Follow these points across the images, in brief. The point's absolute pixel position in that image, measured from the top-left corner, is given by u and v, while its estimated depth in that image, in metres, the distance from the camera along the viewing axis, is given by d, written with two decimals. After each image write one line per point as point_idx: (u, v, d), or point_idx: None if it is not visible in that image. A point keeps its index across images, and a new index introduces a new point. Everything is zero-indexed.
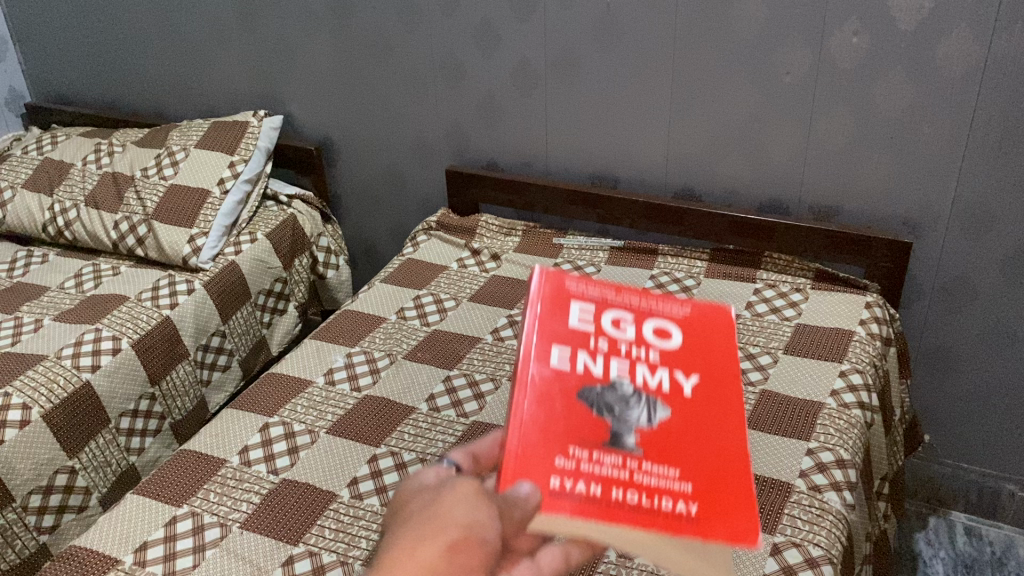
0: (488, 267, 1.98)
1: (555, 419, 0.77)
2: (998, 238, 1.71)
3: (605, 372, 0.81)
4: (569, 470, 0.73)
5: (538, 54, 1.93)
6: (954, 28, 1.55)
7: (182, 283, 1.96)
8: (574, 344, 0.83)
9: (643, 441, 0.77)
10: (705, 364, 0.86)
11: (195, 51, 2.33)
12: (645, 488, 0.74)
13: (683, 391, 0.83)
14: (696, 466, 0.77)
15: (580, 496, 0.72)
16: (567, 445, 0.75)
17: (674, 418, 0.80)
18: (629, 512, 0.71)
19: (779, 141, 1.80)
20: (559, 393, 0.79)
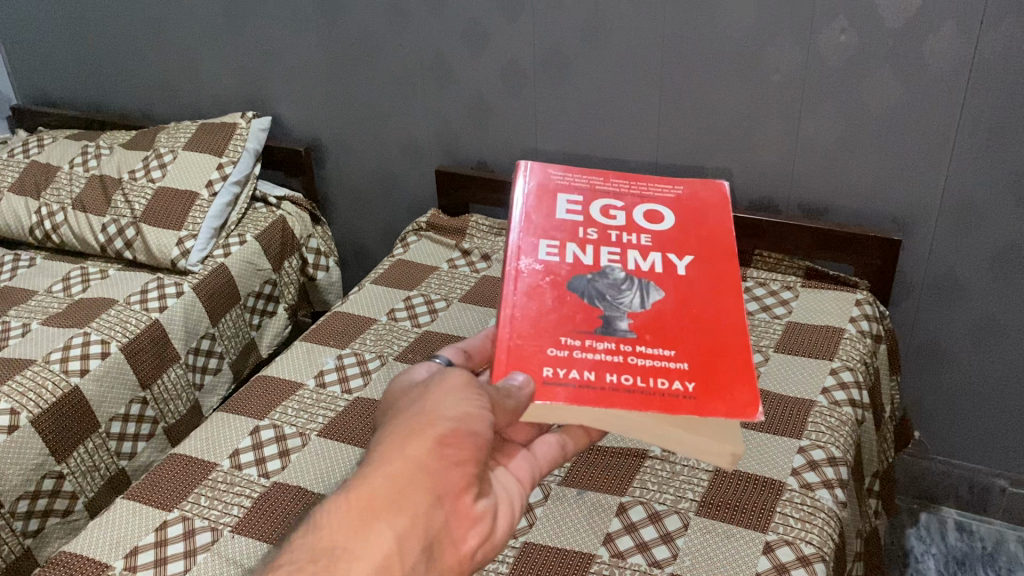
0: (478, 268, 1.98)
1: (550, 311, 0.91)
2: (987, 235, 1.71)
3: (596, 263, 0.97)
4: (563, 356, 0.87)
5: (527, 53, 1.92)
6: (941, 26, 1.56)
7: (170, 286, 1.95)
8: (563, 250, 0.99)
9: (634, 328, 0.90)
10: (694, 254, 1.02)
11: (181, 53, 2.32)
12: (641, 372, 0.85)
13: (668, 288, 0.97)
14: (688, 349, 0.89)
15: (574, 384, 0.84)
16: (561, 337, 0.89)
17: (661, 309, 0.94)
18: (622, 398, 0.82)
19: (768, 139, 1.80)
20: (553, 289, 0.94)
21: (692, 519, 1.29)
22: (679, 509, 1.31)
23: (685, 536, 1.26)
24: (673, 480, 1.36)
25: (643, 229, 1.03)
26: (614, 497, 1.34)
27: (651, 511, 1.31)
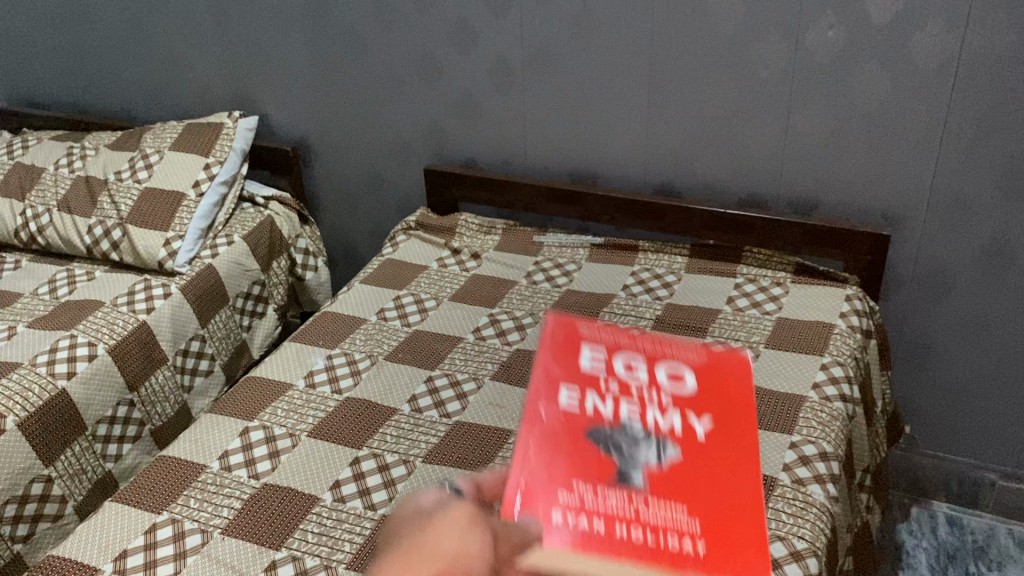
0: (468, 267, 1.97)
1: (564, 456, 0.82)
2: (974, 229, 1.72)
3: (616, 416, 0.86)
4: (572, 508, 0.77)
5: (515, 51, 1.92)
6: (929, 21, 1.56)
7: (158, 287, 1.93)
8: (584, 386, 0.90)
9: (650, 480, 0.80)
10: (720, 409, 0.90)
11: (167, 52, 2.31)
12: (649, 526, 0.75)
13: (694, 433, 0.87)
14: (705, 508, 0.79)
15: (580, 533, 0.74)
16: (571, 482, 0.79)
17: (682, 459, 0.83)
18: (631, 550, 0.73)
19: (757, 135, 1.80)
20: (568, 432, 0.84)
21: None
22: None
23: None
24: None
25: (668, 380, 0.92)
26: None
27: None
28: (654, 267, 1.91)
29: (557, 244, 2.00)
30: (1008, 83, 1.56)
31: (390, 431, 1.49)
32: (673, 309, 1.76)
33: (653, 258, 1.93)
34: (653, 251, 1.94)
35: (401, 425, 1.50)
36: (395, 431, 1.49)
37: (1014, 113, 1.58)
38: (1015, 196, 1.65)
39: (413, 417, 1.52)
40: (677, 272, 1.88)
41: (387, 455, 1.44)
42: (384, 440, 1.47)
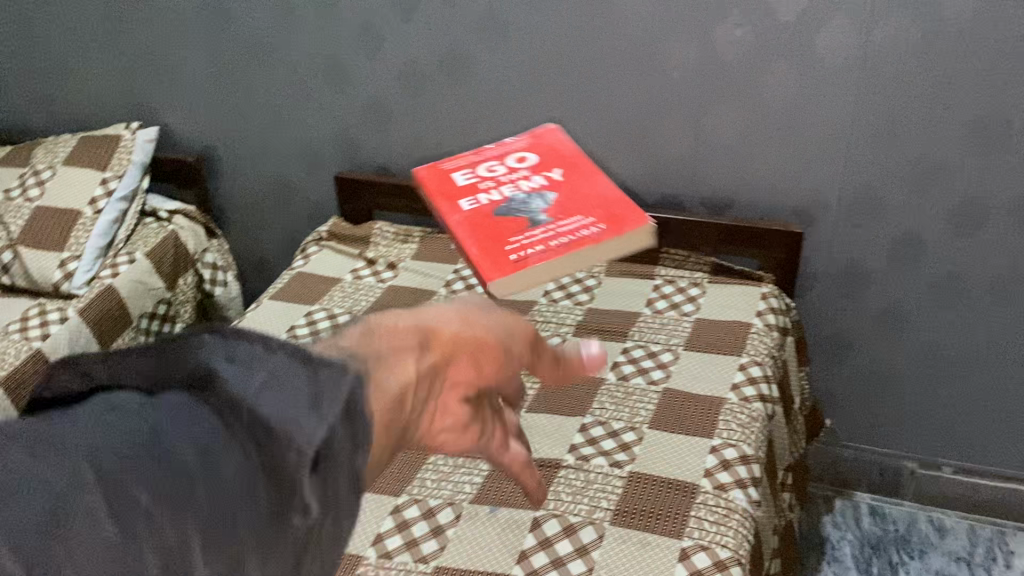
0: (384, 277, 1.91)
1: (479, 227, 1.41)
2: (886, 224, 1.74)
3: (504, 197, 1.49)
4: (513, 248, 1.35)
5: (423, 55, 1.87)
6: (833, 18, 1.57)
7: (53, 313, 1.83)
8: (474, 208, 1.46)
9: (545, 210, 1.45)
10: (562, 159, 1.62)
11: (58, 61, 2.19)
12: (566, 230, 1.38)
13: (553, 178, 1.55)
14: (577, 202, 1.47)
15: (514, 258, 1.32)
16: (500, 242, 1.37)
17: (553, 194, 1.50)
18: (549, 246, 1.34)
19: (671, 135, 1.78)
20: (481, 220, 1.43)
21: (608, 529, 1.26)
22: (593, 520, 1.28)
23: (601, 547, 1.23)
24: (587, 489, 1.33)
25: (511, 164, 1.61)
26: (527, 512, 1.29)
27: (565, 524, 1.27)
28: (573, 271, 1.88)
29: None
30: (912, 79, 1.58)
31: None
32: (593, 314, 1.73)
33: None
34: None
35: None
36: None
37: (918, 108, 1.60)
38: (922, 189, 1.67)
39: None
40: (597, 275, 1.85)
41: None
42: None
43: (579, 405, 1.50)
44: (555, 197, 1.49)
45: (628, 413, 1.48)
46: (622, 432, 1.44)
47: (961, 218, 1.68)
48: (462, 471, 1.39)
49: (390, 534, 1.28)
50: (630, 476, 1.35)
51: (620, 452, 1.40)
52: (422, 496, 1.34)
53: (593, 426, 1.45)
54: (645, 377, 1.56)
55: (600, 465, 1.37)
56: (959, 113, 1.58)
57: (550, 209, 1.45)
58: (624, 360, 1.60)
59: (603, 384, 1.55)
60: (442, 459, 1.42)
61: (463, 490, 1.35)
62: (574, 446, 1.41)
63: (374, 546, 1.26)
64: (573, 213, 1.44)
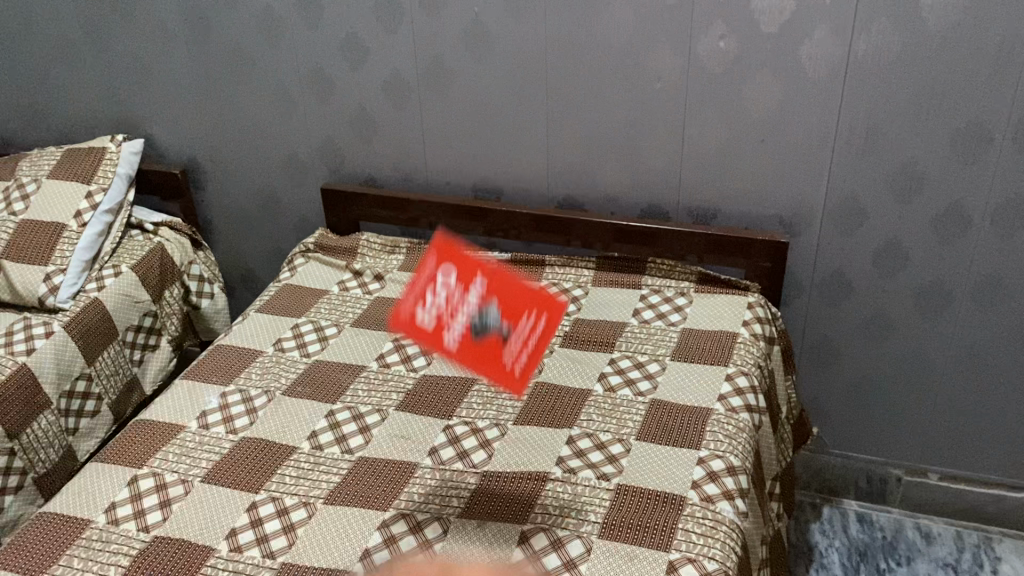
0: (371, 289, 1.91)
1: (473, 352, 1.25)
2: (870, 233, 1.75)
3: (462, 321, 1.27)
4: (512, 365, 1.26)
5: (408, 66, 1.87)
6: (815, 29, 1.58)
7: (38, 326, 1.82)
8: (453, 334, 1.25)
9: (496, 316, 1.28)
10: (450, 236, 1.35)
11: (42, 73, 2.18)
12: (526, 330, 1.31)
13: (471, 276, 1.30)
14: (507, 296, 1.30)
15: (519, 367, 1.27)
16: (504, 364, 1.25)
17: (489, 294, 1.29)
18: (528, 354, 1.30)
19: (655, 145, 1.79)
20: (475, 357, 1.25)
21: (595, 543, 1.26)
22: (581, 533, 1.28)
23: (589, 561, 1.23)
24: (574, 503, 1.33)
25: (428, 266, 1.31)
26: (515, 525, 1.29)
27: (553, 538, 1.27)
28: (561, 281, 1.87)
29: None
30: (894, 89, 1.59)
31: (289, 472, 1.42)
32: (580, 325, 1.74)
33: (560, 272, 1.90)
34: (560, 265, 1.91)
35: (300, 465, 1.44)
36: (295, 471, 1.42)
37: (901, 118, 1.61)
38: (906, 198, 1.69)
39: (313, 456, 1.45)
40: (583, 285, 1.85)
41: (286, 498, 1.37)
42: (283, 481, 1.40)
43: (567, 417, 1.50)
44: (488, 297, 1.29)
45: (615, 425, 1.48)
46: (609, 444, 1.44)
47: (944, 226, 1.69)
48: (449, 485, 1.38)
49: (378, 548, 1.28)
50: (618, 488, 1.35)
51: (608, 464, 1.40)
52: (410, 511, 1.34)
53: (581, 438, 1.45)
54: (632, 389, 1.56)
55: (587, 478, 1.37)
56: (941, 123, 1.59)
57: (501, 315, 1.28)
58: (612, 371, 1.61)
59: (590, 395, 1.55)
60: (429, 473, 1.41)
61: (450, 504, 1.35)
62: (561, 458, 1.42)
63: (362, 561, 1.26)
64: (516, 308, 1.29)
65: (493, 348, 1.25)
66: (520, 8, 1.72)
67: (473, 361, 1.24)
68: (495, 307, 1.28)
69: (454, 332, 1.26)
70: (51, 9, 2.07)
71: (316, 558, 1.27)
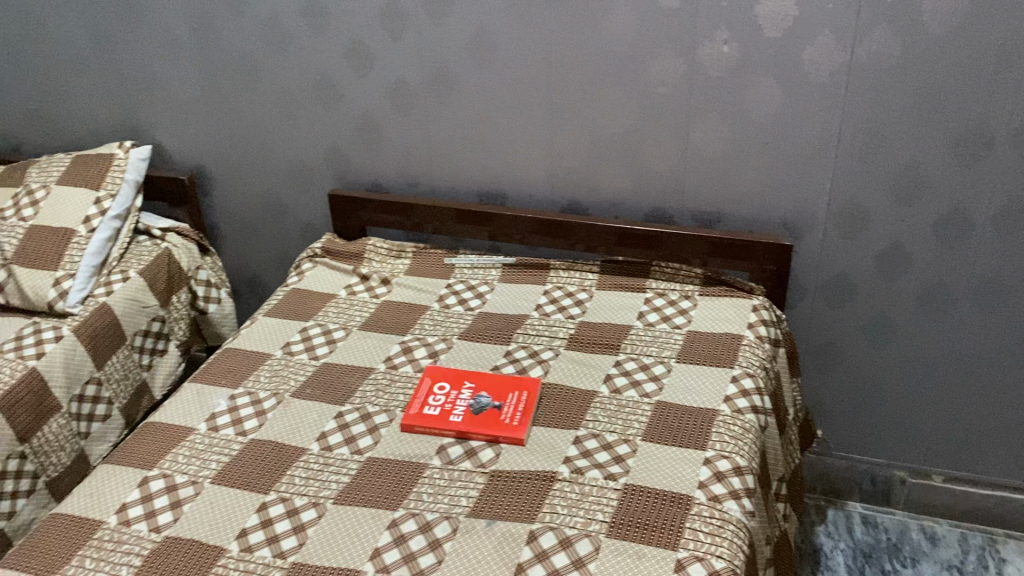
0: (378, 293, 1.92)
1: (483, 422, 1.50)
2: (873, 235, 1.76)
3: (463, 406, 1.54)
4: (514, 418, 1.50)
5: (414, 72, 1.89)
6: (818, 34, 1.59)
7: (48, 331, 1.83)
8: (461, 422, 1.50)
9: (488, 395, 1.56)
10: (446, 371, 1.63)
11: (51, 81, 2.20)
12: (517, 401, 1.54)
13: (462, 385, 1.59)
14: (493, 382, 1.59)
15: (521, 418, 1.50)
16: (508, 422, 1.49)
17: (477, 384, 1.59)
18: (526, 411, 1.52)
19: (659, 150, 1.81)
20: (481, 422, 1.50)
21: (604, 542, 1.27)
22: (589, 532, 1.29)
23: (597, 559, 1.24)
24: (582, 502, 1.34)
25: (424, 399, 1.56)
26: (523, 525, 1.31)
27: (562, 537, 1.28)
28: (565, 284, 1.89)
29: (469, 265, 1.97)
30: (896, 93, 1.61)
31: (299, 473, 1.43)
32: (586, 327, 1.75)
33: (565, 276, 1.91)
34: (565, 269, 1.92)
35: (310, 466, 1.45)
36: (305, 472, 1.44)
37: (902, 122, 1.63)
38: (908, 201, 1.70)
39: (322, 457, 1.47)
40: (588, 288, 1.87)
41: (296, 499, 1.38)
42: (293, 482, 1.42)
43: (574, 418, 1.52)
44: (479, 389, 1.58)
45: (622, 426, 1.49)
46: (616, 444, 1.45)
47: (946, 229, 1.71)
48: (458, 485, 1.40)
49: (388, 548, 1.29)
50: (625, 488, 1.36)
51: (615, 464, 1.41)
52: (419, 510, 1.35)
53: (587, 439, 1.47)
54: (638, 390, 1.57)
55: (595, 478, 1.38)
56: (943, 126, 1.61)
57: (492, 394, 1.56)
58: (617, 373, 1.62)
59: (597, 397, 1.57)
60: (438, 473, 1.42)
61: (459, 504, 1.36)
62: (569, 458, 1.43)
63: (372, 560, 1.27)
64: (502, 390, 1.57)
65: (492, 416, 1.51)
66: (525, 14, 1.74)
67: (479, 426, 1.49)
68: (486, 394, 1.56)
69: (458, 413, 1.52)
70: (58, 17, 2.09)
71: (327, 557, 1.28)
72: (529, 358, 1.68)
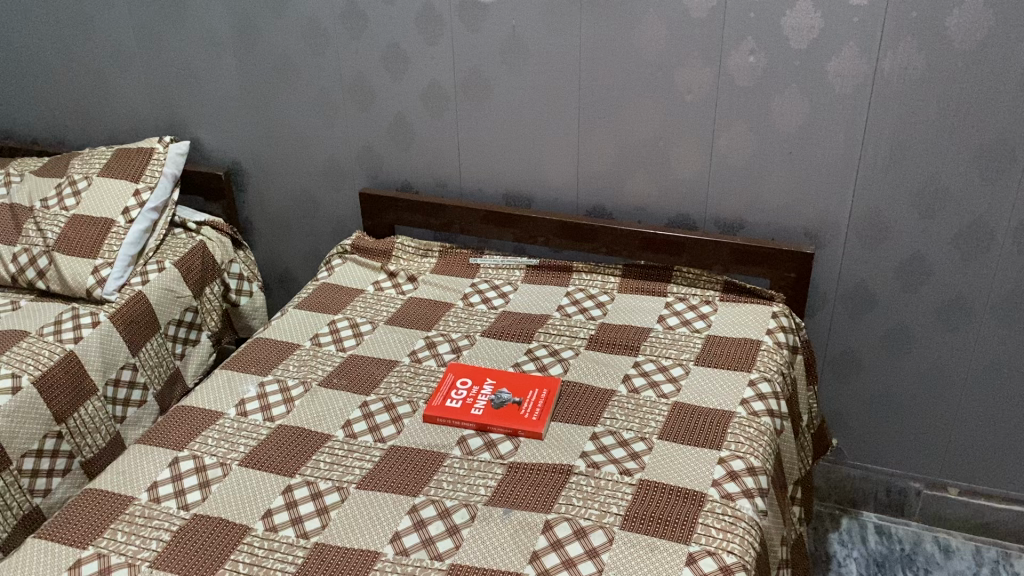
0: (405, 289, 1.97)
1: (505, 416, 1.54)
2: (894, 247, 1.78)
3: (486, 400, 1.58)
4: (534, 414, 1.54)
5: (447, 76, 1.94)
6: (843, 47, 1.62)
7: (86, 316, 1.89)
8: (482, 415, 1.54)
9: (511, 391, 1.60)
10: (474, 368, 1.67)
11: (96, 77, 2.27)
12: (538, 397, 1.58)
13: (487, 381, 1.63)
14: (515, 380, 1.63)
15: (540, 414, 1.54)
16: (529, 417, 1.53)
17: (500, 381, 1.63)
18: (546, 407, 1.55)
19: (684, 157, 1.84)
20: (502, 417, 1.54)
21: (617, 534, 1.30)
22: (603, 524, 1.32)
23: (611, 550, 1.27)
24: (598, 495, 1.37)
25: (451, 392, 1.60)
26: (539, 514, 1.34)
27: (577, 527, 1.31)
28: (588, 287, 1.93)
29: (493, 265, 2.02)
30: (919, 106, 1.63)
31: (323, 458, 1.48)
32: (606, 328, 1.78)
33: (587, 279, 1.95)
34: (587, 272, 1.96)
35: (334, 452, 1.50)
36: (329, 457, 1.48)
37: (925, 135, 1.65)
38: (929, 214, 1.72)
39: (346, 443, 1.51)
40: (610, 291, 1.90)
41: (320, 483, 1.43)
42: (317, 467, 1.46)
43: (592, 415, 1.55)
44: (502, 384, 1.61)
45: (639, 424, 1.52)
46: (632, 441, 1.48)
47: (966, 242, 1.73)
48: (477, 475, 1.43)
49: (408, 532, 1.33)
50: (640, 483, 1.39)
51: (630, 460, 1.44)
52: (439, 497, 1.39)
53: (604, 435, 1.50)
54: (656, 391, 1.60)
55: (610, 473, 1.42)
56: (965, 140, 1.63)
57: (515, 390, 1.60)
58: (636, 373, 1.65)
59: (615, 396, 1.60)
60: (458, 463, 1.46)
61: (478, 493, 1.40)
62: (585, 453, 1.46)
63: (392, 543, 1.31)
64: (524, 386, 1.61)
65: (514, 412, 1.55)
66: (556, 21, 1.79)
67: (499, 419, 1.53)
68: (508, 390, 1.60)
69: (480, 407, 1.56)
70: (105, 15, 2.16)
71: (348, 539, 1.32)
72: (549, 356, 1.72)
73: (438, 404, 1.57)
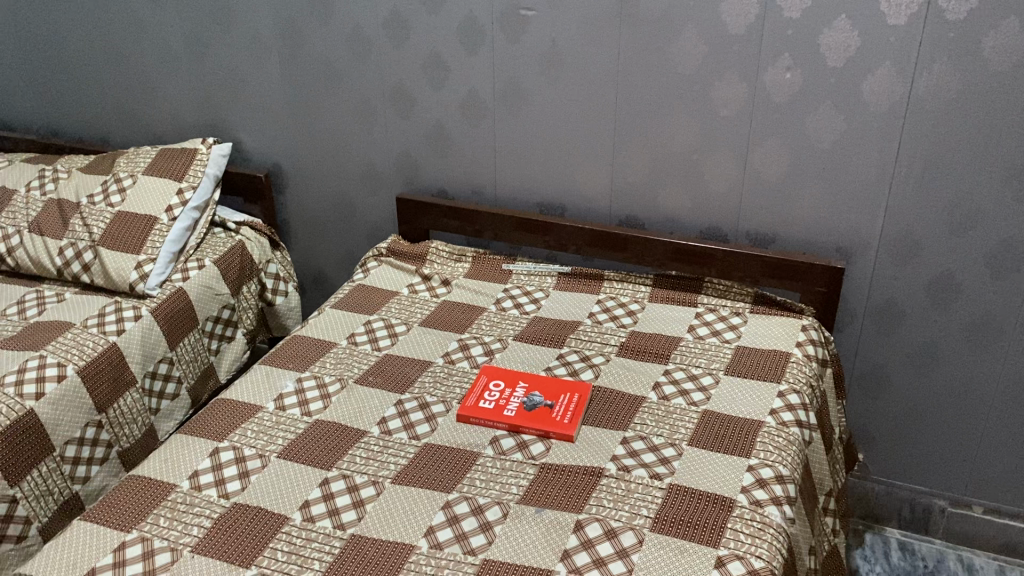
0: (438, 293, 2.01)
1: (537, 419, 1.56)
2: (924, 264, 1.80)
3: (519, 403, 1.61)
4: (565, 417, 1.57)
5: (486, 85, 1.98)
6: (878, 66, 1.65)
7: (128, 310, 1.94)
8: (515, 416, 1.57)
9: (543, 394, 1.62)
10: (507, 372, 1.70)
11: (142, 78, 2.33)
12: (570, 401, 1.61)
13: (523, 384, 1.66)
14: (548, 384, 1.65)
15: (571, 417, 1.57)
16: (560, 421, 1.56)
17: (534, 385, 1.65)
18: (577, 411, 1.58)
19: (718, 170, 1.87)
20: (534, 419, 1.56)
21: (648, 535, 1.32)
22: (634, 525, 1.34)
23: (640, 551, 1.30)
24: (629, 497, 1.40)
25: (486, 393, 1.63)
26: (572, 515, 1.37)
27: (607, 528, 1.34)
28: (619, 295, 1.96)
29: (525, 271, 2.05)
30: (953, 126, 1.65)
31: (359, 453, 1.52)
32: (637, 336, 1.81)
33: (618, 287, 1.98)
34: (618, 280, 1.99)
35: (370, 447, 1.53)
36: (365, 452, 1.52)
37: (958, 154, 1.68)
38: (960, 232, 1.74)
39: (382, 440, 1.55)
40: (640, 300, 1.93)
41: (357, 476, 1.46)
42: (353, 461, 1.50)
43: (622, 421, 1.57)
44: (536, 388, 1.64)
45: (669, 430, 1.55)
46: (662, 447, 1.51)
47: (997, 262, 1.74)
48: (510, 474, 1.46)
49: (442, 526, 1.36)
50: (670, 487, 1.42)
51: (661, 465, 1.47)
52: (472, 494, 1.42)
53: (634, 440, 1.53)
54: (686, 398, 1.63)
55: (641, 476, 1.44)
56: (998, 161, 1.65)
57: (549, 395, 1.62)
58: (666, 381, 1.67)
59: (645, 402, 1.63)
60: (490, 461, 1.50)
61: (511, 491, 1.43)
62: (616, 456, 1.49)
63: (426, 537, 1.34)
64: (556, 391, 1.64)
65: (546, 415, 1.57)
66: (596, 35, 1.82)
67: (532, 422, 1.56)
68: (541, 394, 1.63)
69: (514, 409, 1.59)
70: (155, 18, 2.22)
71: (384, 532, 1.35)
72: (580, 361, 1.75)
73: (473, 404, 1.60)
